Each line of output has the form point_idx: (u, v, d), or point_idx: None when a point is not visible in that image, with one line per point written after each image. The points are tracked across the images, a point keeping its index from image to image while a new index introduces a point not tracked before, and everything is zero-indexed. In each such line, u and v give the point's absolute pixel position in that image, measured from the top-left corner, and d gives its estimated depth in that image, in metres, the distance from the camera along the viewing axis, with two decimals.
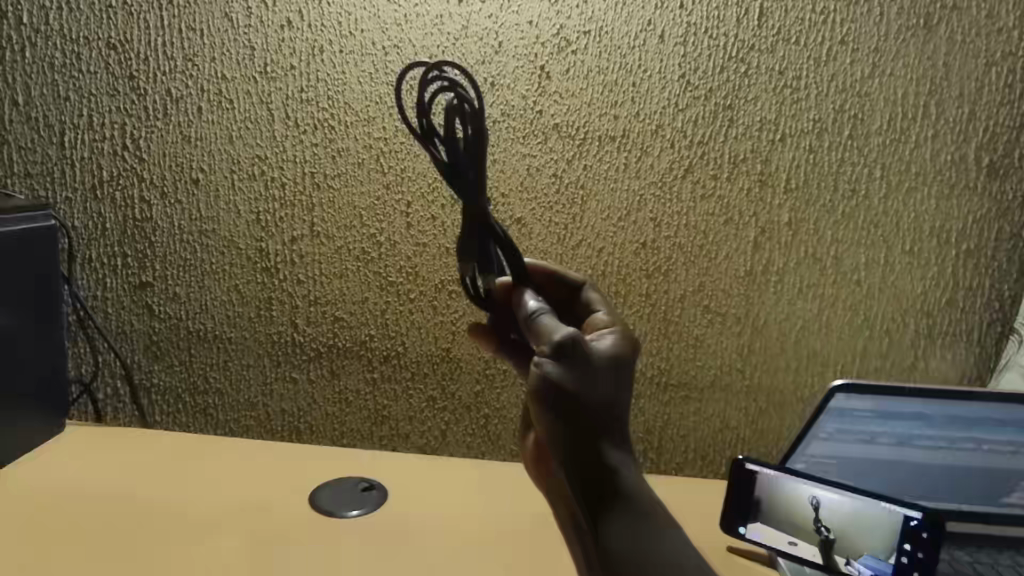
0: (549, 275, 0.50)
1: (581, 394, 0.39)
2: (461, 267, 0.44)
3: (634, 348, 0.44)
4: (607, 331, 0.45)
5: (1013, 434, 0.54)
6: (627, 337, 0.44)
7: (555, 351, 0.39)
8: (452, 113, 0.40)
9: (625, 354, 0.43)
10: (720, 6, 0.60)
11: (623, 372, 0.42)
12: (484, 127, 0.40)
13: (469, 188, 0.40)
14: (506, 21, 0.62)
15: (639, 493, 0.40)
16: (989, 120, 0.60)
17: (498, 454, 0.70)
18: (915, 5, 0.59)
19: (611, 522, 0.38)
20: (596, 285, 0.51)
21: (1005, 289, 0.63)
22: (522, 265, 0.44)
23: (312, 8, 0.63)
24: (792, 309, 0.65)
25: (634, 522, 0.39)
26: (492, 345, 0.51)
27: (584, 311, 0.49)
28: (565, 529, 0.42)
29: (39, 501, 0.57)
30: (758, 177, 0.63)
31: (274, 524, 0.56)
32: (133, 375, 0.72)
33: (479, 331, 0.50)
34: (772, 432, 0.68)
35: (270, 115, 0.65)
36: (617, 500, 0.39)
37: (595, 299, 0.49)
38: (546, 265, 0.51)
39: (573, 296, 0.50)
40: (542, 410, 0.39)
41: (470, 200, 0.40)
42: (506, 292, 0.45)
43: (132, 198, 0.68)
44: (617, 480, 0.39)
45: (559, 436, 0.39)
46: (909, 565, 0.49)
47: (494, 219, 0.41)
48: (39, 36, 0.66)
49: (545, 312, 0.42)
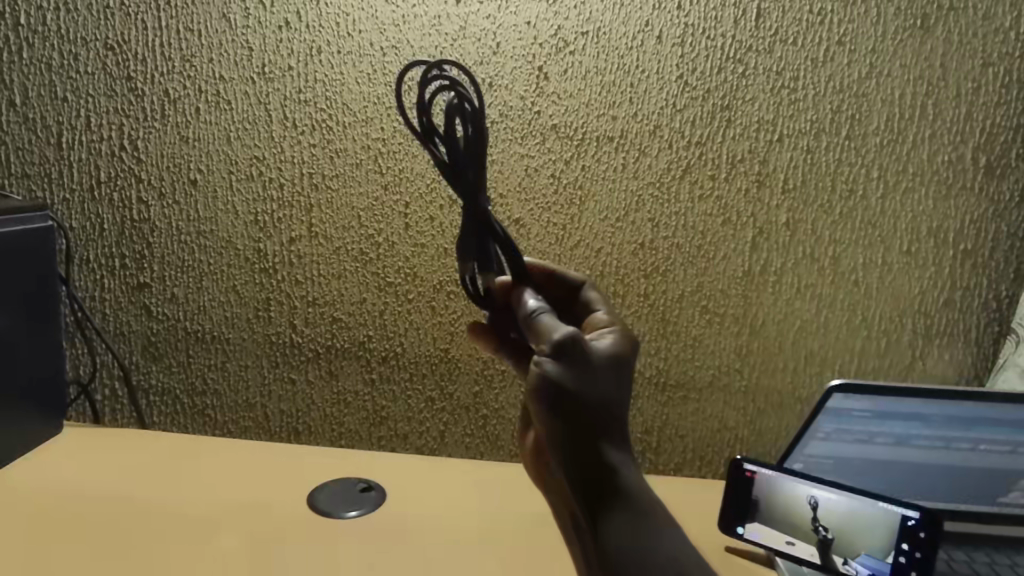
0: (549, 274, 0.50)
1: (581, 394, 0.39)
2: (461, 266, 0.44)
3: (633, 348, 0.44)
4: (606, 330, 0.45)
5: (1010, 433, 0.54)
6: (626, 336, 0.44)
7: (555, 351, 0.39)
8: (453, 113, 0.40)
9: (624, 353, 0.43)
10: (718, 7, 0.61)
11: (623, 372, 0.42)
12: (485, 126, 0.40)
13: (469, 187, 0.40)
14: (504, 22, 0.62)
15: (639, 492, 0.40)
16: (986, 120, 0.60)
17: (497, 454, 0.70)
18: (912, 6, 0.59)
19: (611, 521, 0.38)
20: (596, 284, 0.51)
21: (1003, 289, 0.63)
22: (522, 265, 0.44)
23: (311, 8, 0.63)
24: (790, 309, 0.65)
25: (634, 521, 0.39)
26: (492, 344, 0.51)
27: (584, 311, 0.49)
28: (563, 527, 0.42)
29: (39, 501, 0.57)
30: (756, 177, 0.63)
31: (272, 524, 0.56)
32: (131, 376, 0.72)
33: (479, 330, 0.51)
34: (770, 432, 0.68)
35: (268, 115, 0.65)
36: (617, 500, 0.39)
37: (595, 299, 0.49)
38: (546, 264, 0.51)
39: (573, 295, 0.50)
40: (541, 409, 0.39)
41: (471, 200, 0.41)
42: (506, 291, 0.45)
43: (130, 199, 0.68)
44: (617, 480, 0.39)
45: (558, 435, 0.39)
46: (907, 565, 0.49)
47: (494, 219, 0.41)
48: (37, 38, 0.66)
49: (544, 311, 0.42)
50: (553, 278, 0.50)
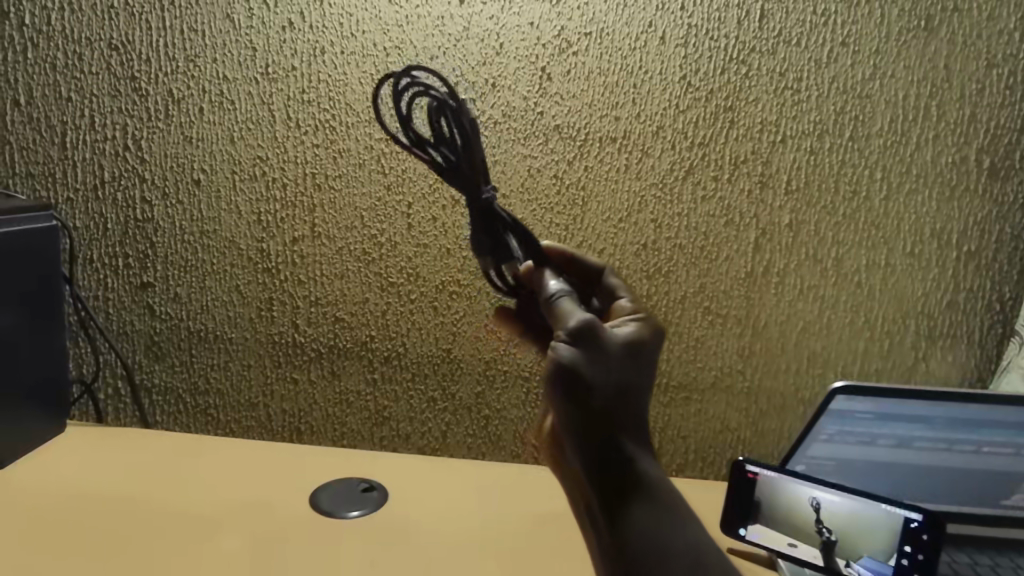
0: (567, 259, 0.50)
1: (598, 380, 0.39)
2: (481, 269, 0.46)
3: (656, 335, 0.43)
4: (629, 318, 0.44)
5: (1013, 435, 0.54)
6: (648, 324, 0.44)
7: (571, 337, 0.40)
8: (433, 115, 0.43)
9: (645, 340, 0.42)
10: (721, 8, 0.60)
11: (641, 358, 0.41)
12: (462, 117, 0.42)
13: (465, 180, 0.43)
14: (507, 23, 0.62)
15: (657, 482, 0.39)
16: (990, 122, 0.60)
17: (498, 455, 0.70)
18: (916, 8, 0.59)
19: (634, 518, 0.37)
20: (616, 271, 0.51)
21: (1007, 291, 0.62)
22: (539, 249, 0.45)
23: (314, 9, 0.63)
24: (793, 309, 0.65)
25: (651, 510, 0.38)
26: (516, 330, 0.53)
27: (608, 297, 0.49)
28: (580, 518, 0.42)
29: (39, 501, 0.57)
30: (758, 178, 0.63)
31: (275, 524, 0.56)
32: (134, 375, 0.72)
33: (504, 315, 0.53)
34: (772, 433, 0.68)
35: (272, 116, 0.65)
36: (633, 490, 0.38)
37: (617, 285, 0.49)
38: (565, 249, 0.51)
39: (594, 280, 0.50)
40: (556, 395, 0.39)
41: (472, 193, 0.43)
42: (530, 276, 0.45)
43: (134, 199, 0.68)
44: (633, 469, 0.39)
45: (570, 421, 0.39)
46: (910, 567, 0.49)
47: (497, 206, 0.44)
48: (41, 37, 0.66)
49: (564, 295, 0.43)
50: (572, 263, 0.51)
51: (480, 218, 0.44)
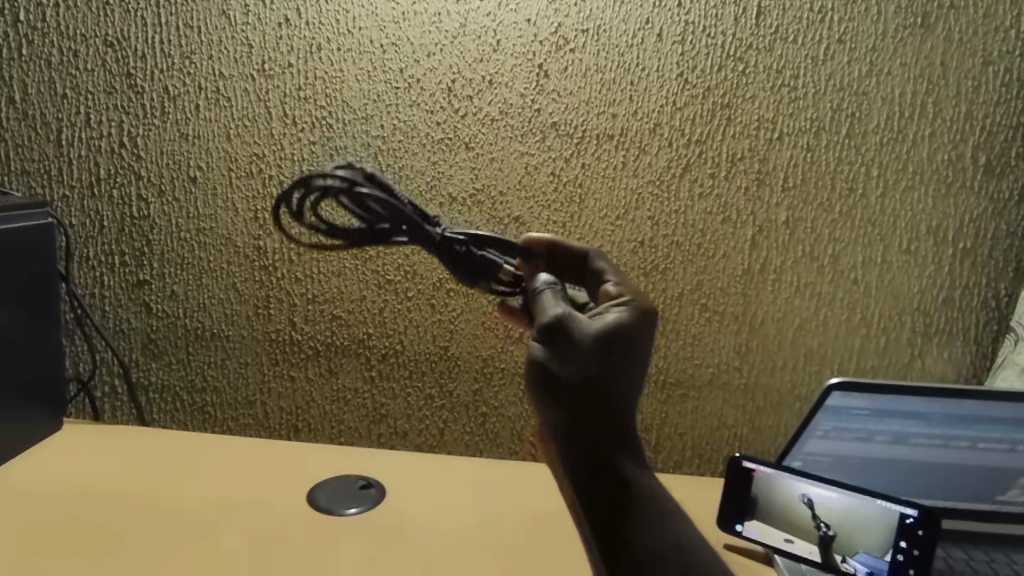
0: (552, 247, 0.50)
1: (574, 377, 0.39)
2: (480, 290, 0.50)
3: (640, 320, 0.42)
4: (614, 305, 0.43)
5: (1009, 431, 0.54)
6: (634, 308, 0.43)
7: (542, 336, 0.40)
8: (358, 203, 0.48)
9: (626, 326, 0.41)
10: (719, 4, 0.60)
11: (623, 349, 0.41)
12: (359, 189, 0.47)
13: (421, 236, 0.48)
14: (504, 19, 0.62)
15: (640, 480, 0.39)
16: (986, 119, 0.60)
17: (496, 451, 0.71)
18: (913, 5, 0.59)
19: (622, 518, 0.38)
20: (602, 252, 0.51)
21: (1002, 288, 0.63)
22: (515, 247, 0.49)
23: (311, 6, 0.63)
24: (789, 307, 0.65)
25: (633, 509, 0.38)
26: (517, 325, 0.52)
27: (597, 281, 0.49)
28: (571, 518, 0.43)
29: (35, 501, 0.57)
30: (755, 175, 0.63)
31: (274, 523, 0.56)
32: (131, 374, 0.72)
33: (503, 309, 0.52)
34: (769, 430, 0.68)
35: (268, 113, 0.65)
36: (615, 489, 0.38)
37: (605, 268, 0.49)
38: (547, 237, 0.51)
39: (580, 266, 0.50)
40: (537, 395, 0.40)
41: (427, 241, 0.48)
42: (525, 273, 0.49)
43: (130, 196, 0.68)
44: (614, 468, 0.39)
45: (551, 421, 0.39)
46: (905, 563, 0.50)
47: (451, 237, 0.48)
48: (36, 34, 0.65)
49: (548, 290, 0.44)
50: (557, 251, 0.50)
51: (449, 254, 0.48)
